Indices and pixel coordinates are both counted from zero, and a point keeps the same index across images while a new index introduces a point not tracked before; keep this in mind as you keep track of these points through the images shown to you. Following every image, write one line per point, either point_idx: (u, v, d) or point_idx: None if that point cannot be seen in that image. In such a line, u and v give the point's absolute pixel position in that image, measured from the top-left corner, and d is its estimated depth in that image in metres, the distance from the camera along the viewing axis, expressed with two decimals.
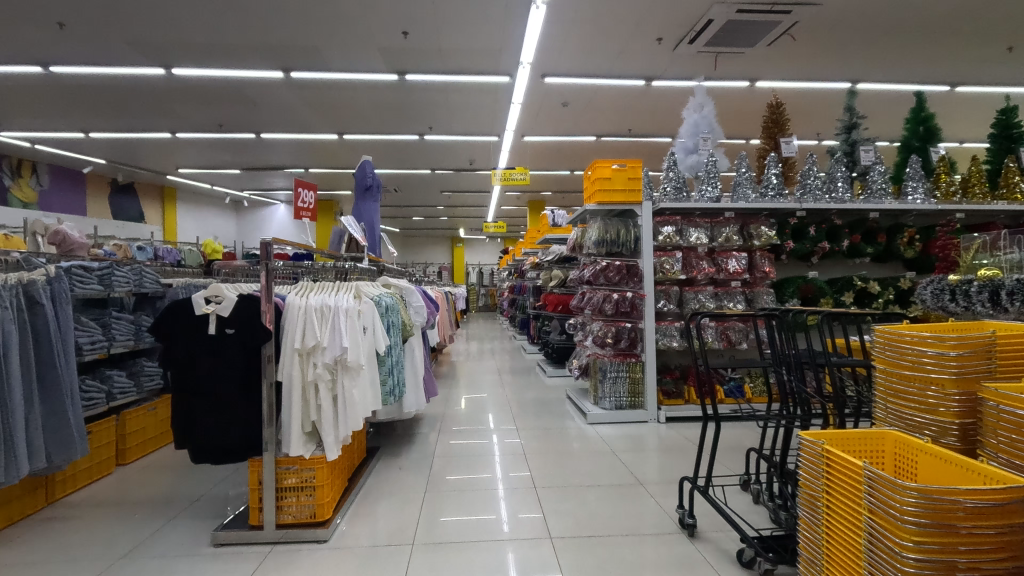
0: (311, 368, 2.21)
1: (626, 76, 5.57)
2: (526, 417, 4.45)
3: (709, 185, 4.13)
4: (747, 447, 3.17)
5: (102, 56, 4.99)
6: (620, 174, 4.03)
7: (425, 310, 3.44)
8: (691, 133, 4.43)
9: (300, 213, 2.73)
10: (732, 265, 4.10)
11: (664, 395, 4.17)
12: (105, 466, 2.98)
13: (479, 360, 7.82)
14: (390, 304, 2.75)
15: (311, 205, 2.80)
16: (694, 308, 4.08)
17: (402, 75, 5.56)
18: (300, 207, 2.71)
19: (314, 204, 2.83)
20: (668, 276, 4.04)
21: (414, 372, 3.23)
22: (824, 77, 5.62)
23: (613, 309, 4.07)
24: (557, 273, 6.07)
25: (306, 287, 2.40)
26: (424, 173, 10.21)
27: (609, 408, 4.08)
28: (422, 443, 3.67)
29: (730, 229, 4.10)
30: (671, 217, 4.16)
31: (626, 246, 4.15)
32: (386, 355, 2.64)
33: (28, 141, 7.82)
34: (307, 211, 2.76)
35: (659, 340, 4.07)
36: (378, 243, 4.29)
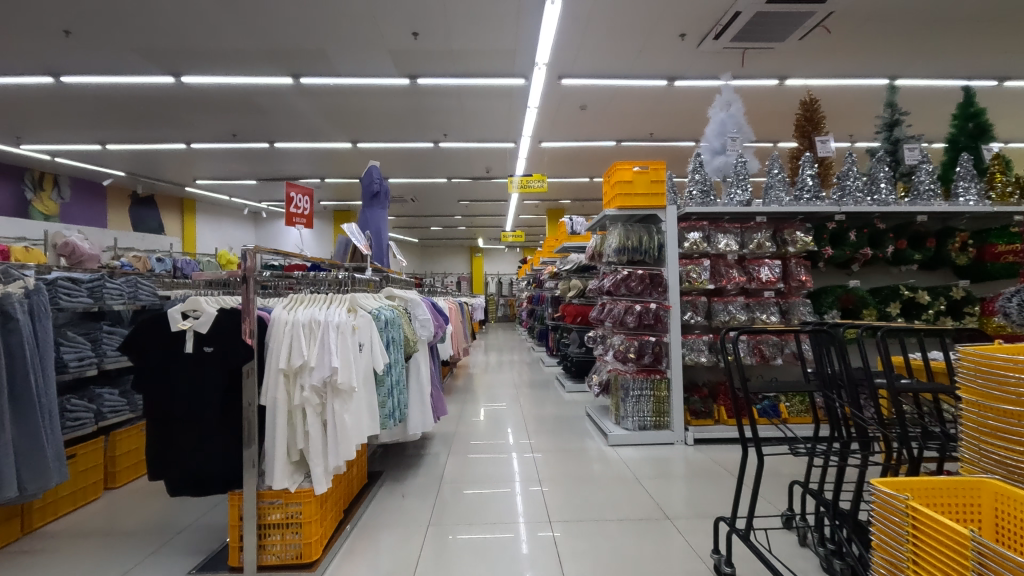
0: (298, 392, 1.98)
1: (647, 76, 5.31)
2: (541, 436, 4.15)
3: (739, 188, 3.85)
4: (787, 477, 2.85)
5: (111, 64, 4.93)
6: (641, 177, 3.77)
7: (433, 323, 3.19)
8: (717, 132, 4.12)
9: (292, 220, 2.52)
10: (764, 273, 3.78)
11: (691, 414, 3.84)
12: (91, 491, 2.80)
13: (496, 373, 7.56)
14: (390, 318, 2.52)
15: (305, 211, 2.60)
16: (724, 321, 3.77)
17: (414, 79, 5.39)
18: (293, 213, 2.51)
19: (309, 210, 2.63)
20: (695, 285, 3.74)
21: (419, 391, 2.97)
22: (860, 73, 5.28)
23: (636, 322, 3.79)
24: (576, 283, 5.80)
25: (296, 301, 2.19)
26: (440, 181, 10.06)
27: (632, 429, 3.77)
28: (431, 465, 3.42)
29: (762, 235, 3.80)
30: (698, 222, 3.90)
31: (649, 254, 3.85)
32: (385, 375, 2.42)
33: (48, 154, 7.87)
34: (301, 217, 2.55)
35: (686, 355, 3.77)
36: (387, 253, 4.08)
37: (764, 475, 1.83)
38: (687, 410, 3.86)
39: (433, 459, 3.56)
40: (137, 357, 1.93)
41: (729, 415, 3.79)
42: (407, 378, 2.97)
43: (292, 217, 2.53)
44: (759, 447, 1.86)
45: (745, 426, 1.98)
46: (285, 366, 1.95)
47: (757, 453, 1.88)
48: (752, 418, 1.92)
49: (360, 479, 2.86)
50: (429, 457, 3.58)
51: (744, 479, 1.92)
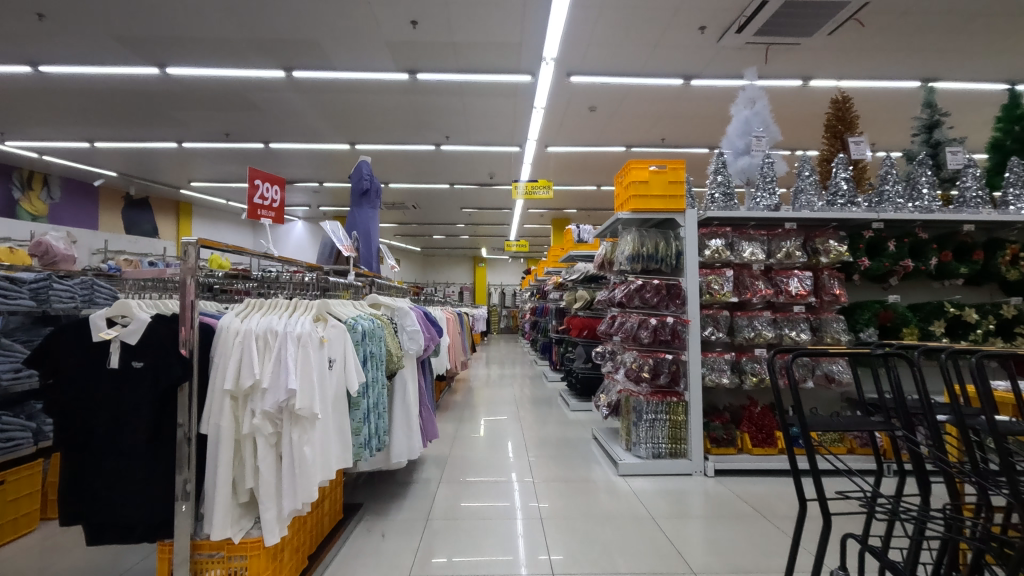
0: (247, 419, 1.61)
1: (661, 74, 4.99)
2: (542, 461, 3.74)
3: (765, 192, 3.51)
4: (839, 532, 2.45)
5: (91, 53, 4.64)
6: (658, 177, 3.41)
7: (425, 336, 2.82)
8: (740, 132, 3.76)
9: (258, 212, 2.17)
10: (793, 286, 3.41)
11: (710, 441, 3.43)
12: (25, 524, 2.43)
13: (497, 387, 7.17)
14: (370, 329, 2.16)
15: (274, 203, 2.26)
16: (748, 338, 3.40)
17: (413, 75, 5.07)
18: (258, 204, 2.17)
19: (278, 201, 2.28)
20: (716, 298, 3.37)
21: (406, 412, 2.61)
22: (889, 74, 4.94)
23: (651, 337, 3.39)
24: (583, 294, 5.43)
25: (252, 306, 1.82)
26: (443, 188, 9.74)
27: (646, 456, 3.38)
28: (419, 495, 3.02)
29: (792, 243, 3.43)
30: (720, 228, 3.53)
31: (665, 262, 3.47)
32: (362, 397, 2.06)
33: (35, 152, 7.60)
34: (268, 209, 2.21)
35: (706, 375, 3.39)
36: (376, 258, 3.73)
37: (830, 524, 1.43)
38: (707, 436, 3.44)
39: (422, 487, 3.15)
40: (48, 373, 1.57)
41: (755, 443, 3.40)
42: (391, 398, 2.61)
43: (257, 208, 2.18)
44: (820, 493, 1.43)
45: (793, 456, 1.58)
46: (231, 387, 1.58)
47: (818, 489, 1.46)
48: (809, 446, 1.52)
49: (335, 515, 2.48)
50: (419, 484, 3.19)
51: (799, 524, 1.54)
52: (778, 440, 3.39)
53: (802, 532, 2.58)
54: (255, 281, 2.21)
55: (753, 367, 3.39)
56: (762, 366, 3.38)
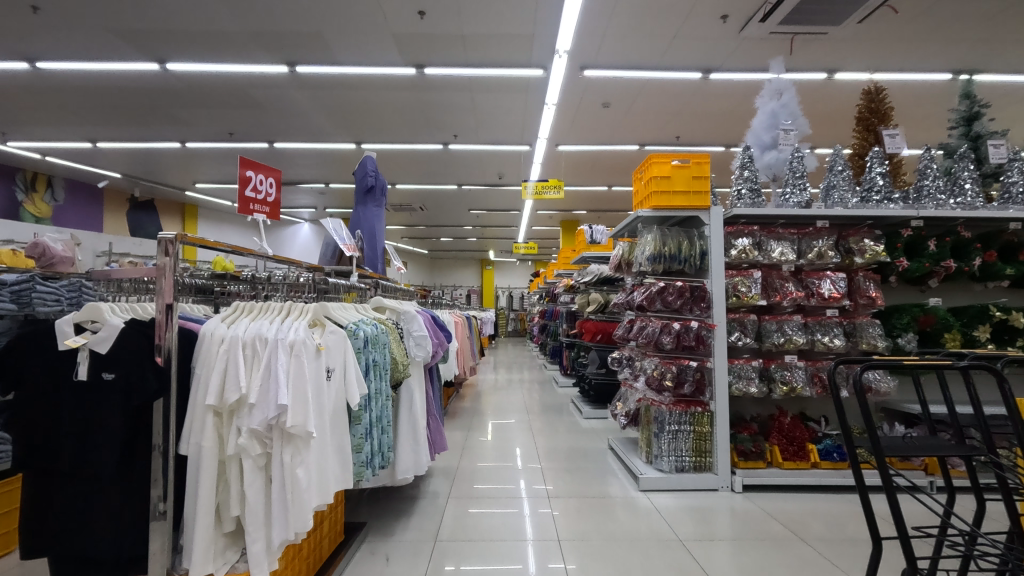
0: (233, 438, 1.42)
1: (679, 68, 4.79)
2: (555, 474, 3.51)
3: (796, 187, 3.29)
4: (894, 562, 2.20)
5: (88, 47, 4.49)
6: (682, 172, 3.20)
7: (433, 342, 2.62)
8: (767, 125, 3.54)
9: (250, 206, 1.98)
10: (825, 288, 3.18)
11: (738, 454, 3.18)
12: (3, 545, 2.23)
13: (506, 393, 6.96)
14: (372, 335, 1.96)
15: (267, 198, 2.07)
16: (777, 344, 3.18)
17: (420, 69, 4.89)
18: (250, 197, 1.97)
19: (271, 196, 2.09)
20: (744, 301, 3.15)
21: (412, 423, 2.42)
22: (918, 66, 4.71)
23: (674, 343, 3.18)
24: (596, 297, 5.22)
25: (240, 309, 1.63)
26: (450, 188, 9.56)
27: (668, 470, 3.16)
28: (427, 512, 2.82)
29: (824, 242, 3.21)
30: (747, 226, 3.32)
31: (689, 263, 3.26)
32: (364, 410, 1.86)
33: (38, 152, 7.50)
34: (260, 203, 2.02)
35: (733, 384, 3.16)
36: (381, 258, 3.54)
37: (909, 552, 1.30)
38: (734, 449, 3.19)
39: (429, 503, 2.94)
40: (8, 387, 1.38)
41: (785, 457, 3.16)
42: (395, 409, 2.41)
43: (249, 202, 1.98)
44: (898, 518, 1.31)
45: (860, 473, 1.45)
46: (214, 402, 1.39)
47: (896, 513, 1.34)
48: (881, 460, 1.38)
49: (336, 538, 2.27)
50: (426, 500, 2.98)
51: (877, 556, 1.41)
52: (811, 453, 3.15)
53: (847, 559, 2.34)
54: (243, 281, 2.01)
55: (784, 375, 3.17)
56: (792, 373, 3.17)
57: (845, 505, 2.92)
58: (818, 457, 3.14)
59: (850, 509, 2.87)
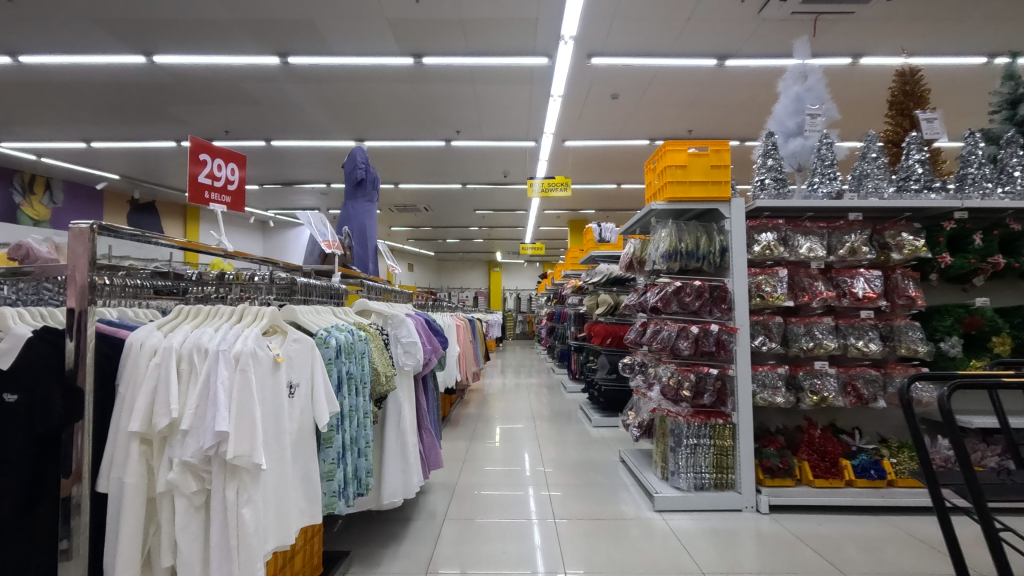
0: (164, 472, 1.16)
1: (692, 54, 4.50)
2: (563, 491, 3.23)
3: (825, 177, 2.99)
4: None
5: (71, 39, 4.31)
6: (699, 161, 2.92)
7: (425, 348, 2.36)
8: (790, 110, 3.25)
9: (205, 193, 1.95)
10: (858, 287, 2.88)
11: (764, 471, 2.87)
12: None
13: (512, 398, 6.69)
14: (347, 343, 1.69)
15: (227, 183, 2.05)
16: (806, 349, 2.89)
17: (418, 59, 4.65)
18: (205, 184, 1.95)
19: (232, 180, 2.07)
20: (768, 302, 2.86)
21: (401, 441, 2.16)
22: (951, 49, 4.39)
23: (692, 348, 2.86)
24: (606, 298, 4.94)
25: (183, 313, 1.39)
26: (455, 188, 9.31)
27: (686, 489, 2.87)
28: (421, 535, 2.56)
29: (857, 237, 2.91)
30: (771, 220, 3.03)
31: (708, 260, 2.97)
32: (336, 431, 1.60)
33: (33, 153, 7.35)
34: (217, 190, 1.99)
35: (757, 393, 2.88)
36: (372, 258, 3.31)
37: None
38: (759, 465, 2.88)
39: (423, 525, 2.66)
40: None
41: (817, 474, 2.85)
42: (382, 424, 2.16)
43: (202, 187, 1.95)
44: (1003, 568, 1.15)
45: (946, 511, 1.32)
46: (138, 428, 1.14)
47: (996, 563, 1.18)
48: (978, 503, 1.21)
49: (312, 572, 2.01)
50: (421, 521, 2.71)
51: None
52: (845, 470, 2.84)
53: None
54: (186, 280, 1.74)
55: (813, 384, 2.88)
56: (824, 381, 2.87)
57: (887, 529, 2.61)
58: (853, 474, 2.84)
59: (893, 534, 2.56)
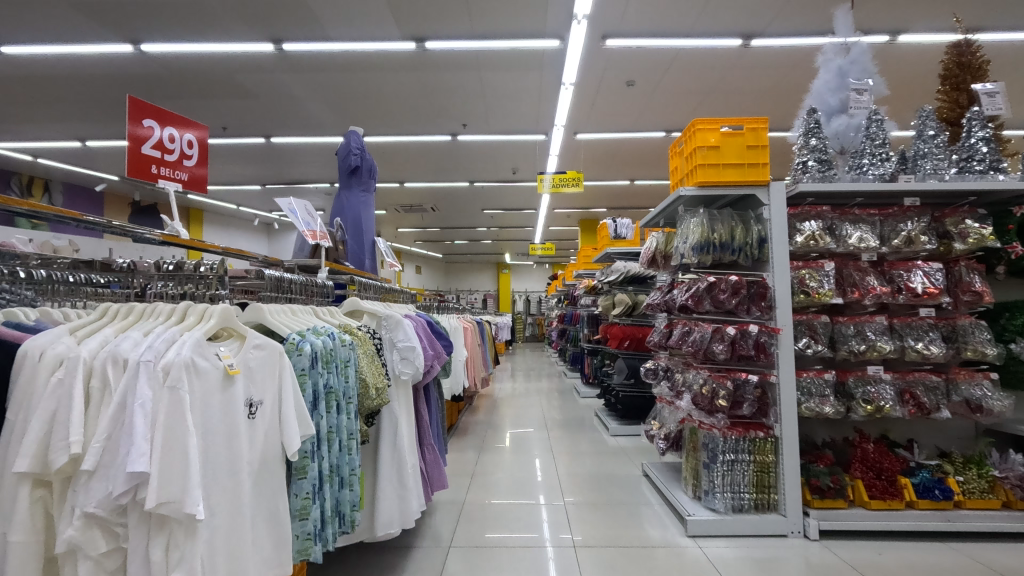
0: (66, 524, 0.87)
1: (714, 35, 4.17)
2: (580, 512, 2.87)
3: (876, 157, 2.65)
4: None
5: (53, 28, 4.07)
6: (732, 140, 2.60)
7: (426, 353, 2.05)
8: (834, 87, 2.90)
9: (150, 166, 1.79)
10: (916, 282, 2.54)
11: (811, 491, 2.52)
12: None
13: (523, 403, 6.37)
14: (326, 350, 1.38)
15: (177, 165, 1.90)
16: (857, 351, 2.55)
17: (421, 43, 4.36)
18: (151, 157, 1.79)
19: (184, 166, 1.93)
20: (814, 300, 2.54)
21: (397, 463, 1.84)
22: (1000, 22, 4.02)
23: (728, 352, 2.54)
24: (623, 298, 4.63)
25: (114, 313, 1.10)
26: (462, 186, 9.02)
27: (722, 511, 2.54)
28: (421, 564, 2.25)
29: (915, 225, 2.57)
30: (815, 207, 2.69)
31: (743, 253, 2.65)
32: (311, 458, 1.29)
33: (30, 154, 7.17)
34: (165, 167, 1.84)
35: (802, 403, 2.55)
36: (368, 252, 3.18)
37: None
38: (807, 484, 2.52)
39: (425, 554, 2.34)
40: None
41: (872, 494, 2.50)
42: (376, 443, 1.85)
43: (149, 160, 1.79)
44: None
45: None
46: (25, 469, 0.84)
47: None
48: None
49: None
50: (423, 548, 2.39)
51: None
52: (905, 490, 2.48)
53: None
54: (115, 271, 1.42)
55: (866, 392, 2.54)
56: (878, 389, 2.54)
57: (957, 558, 2.26)
58: (915, 494, 2.48)
59: (963, 563, 2.21)
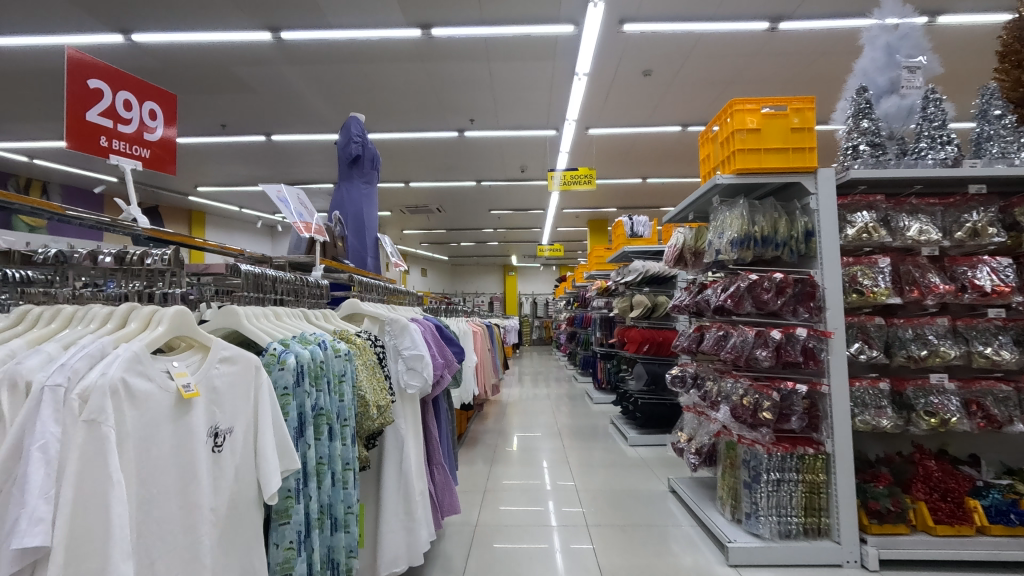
0: None
1: (740, 18, 3.91)
2: (606, 534, 2.59)
3: (935, 141, 2.38)
4: None
5: (39, 18, 3.86)
6: (773, 122, 2.33)
7: (435, 361, 1.79)
8: (881, 65, 2.61)
9: (99, 139, 1.45)
10: (983, 279, 2.25)
11: (868, 515, 2.24)
12: None
13: (533, 409, 6.12)
14: (315, 361, 1.12)
15: (133, 139, 1.56)
16: (917, 357, 2.27)
17: (427, 31, 4.12)
18: (98, 127, 1.45)
19: (140, 142, 1.59)
20: (868, 299, 2.27)
21: (403, 490, 1.58)
22: None
23: (773, 359, 2.26)
24: (643, 300, 4.38)
25: (33, 320, 0.85)
26: (468, 185, 8.77)
27: (767, 537, 2.25)
28: None
29: (981, 215, 2.29)
30: (868, 195, 2.41)
31: (788, 248, 2.38)
32: (295, 498, 1.03)
33: (25, 154, 6.96)
34: (116, 140, 1.50)
35: (855, 416, 2.28)
36: (370, 250, 2.93)
37: None
38: (863, 507, 2.25)
39: None
40: None
41: (936, 517, 2.22)
42: (379, 467, 1.59)
43: (96, 131, 1.45)
44: None
45: None
46: None
47: None
48: None
49: None
50: None
51: None
52: (975, 514, 2.19)
53: None
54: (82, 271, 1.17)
55: (929, 404, 2.26)
56: (942, 400, 2.26)
57: None
58: (986, 519, 2.19)
59: None
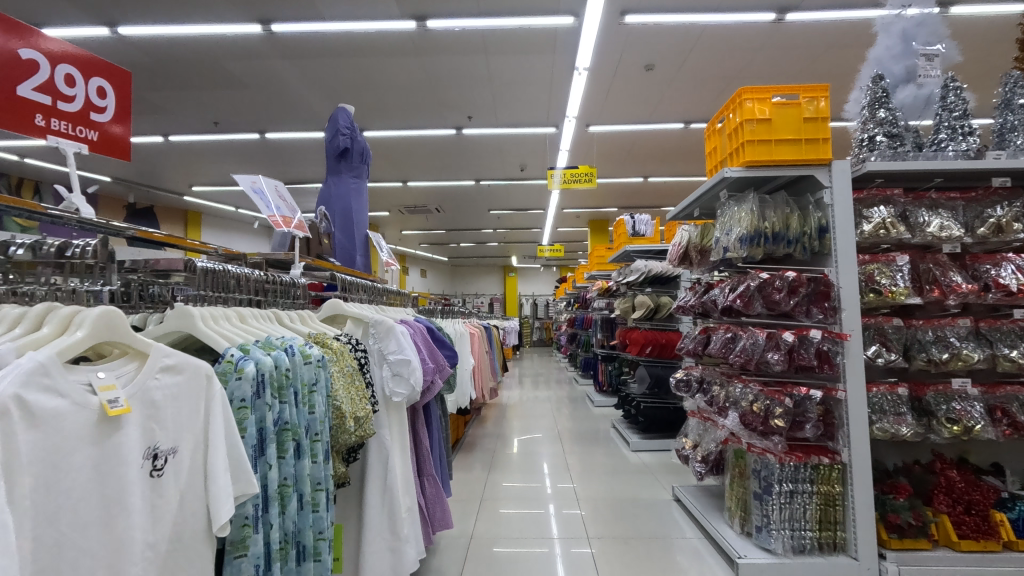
0: None
1: (745, 9, 3.79)
2: (607, 545, 2.46)
3: (956, 131, 2.26)
4: None
5: (22, 10, 3.74)
6: (784, 112, 2.21)
7: (424, 365, 1.66)
8: (897, 53, 2.48)
9: (33, 116, 1.30)
10: (1008, 277, 2.11)
11: (888, 529, 2.11)
12: None
13: (533, 412, 5.99)
14: (279, 368, 0.99)
15: (79, 119, 1.42)
16: (938, 360, 2.14)
17: (422, 23, 3.99)
18: (34, 103, 1.30)
19: (88, 123, 1.44)
20: (886, 300, 2.14)
21: (389, 507, 1.45)
22: None
23: (785, 363, 2.13)
24: (647, 299, 4.28)
25: None
26: (467, 184, 8.64)
27: (780, 553, 2.10)
28: None
29: (1004, 210, 2.16)
30: (884, 189, 2.28)
31: (800, 245, 2.26)
32: (255, 528, 0.90)
33: (16, 153, 6.84)
34: (56, 118, 1.35)
35: (873, 423, 2.14)
36: (360, 248, 2.82)
37: None
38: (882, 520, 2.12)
39: None
40: None
41: (960, 531, 2.08)
42: (363, 483, 1.47)
43: (32, 108, 1.30)
44: None
45: None
46: None
47: None
48: None
49: None
50: None
51: None
52: (1001, 528, 2.06)
53: None
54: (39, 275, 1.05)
55: (951, 410, 2.13)
56: (965, 407, 2.12)
57: None
58: (1013, 533, 2.06)
59: None
